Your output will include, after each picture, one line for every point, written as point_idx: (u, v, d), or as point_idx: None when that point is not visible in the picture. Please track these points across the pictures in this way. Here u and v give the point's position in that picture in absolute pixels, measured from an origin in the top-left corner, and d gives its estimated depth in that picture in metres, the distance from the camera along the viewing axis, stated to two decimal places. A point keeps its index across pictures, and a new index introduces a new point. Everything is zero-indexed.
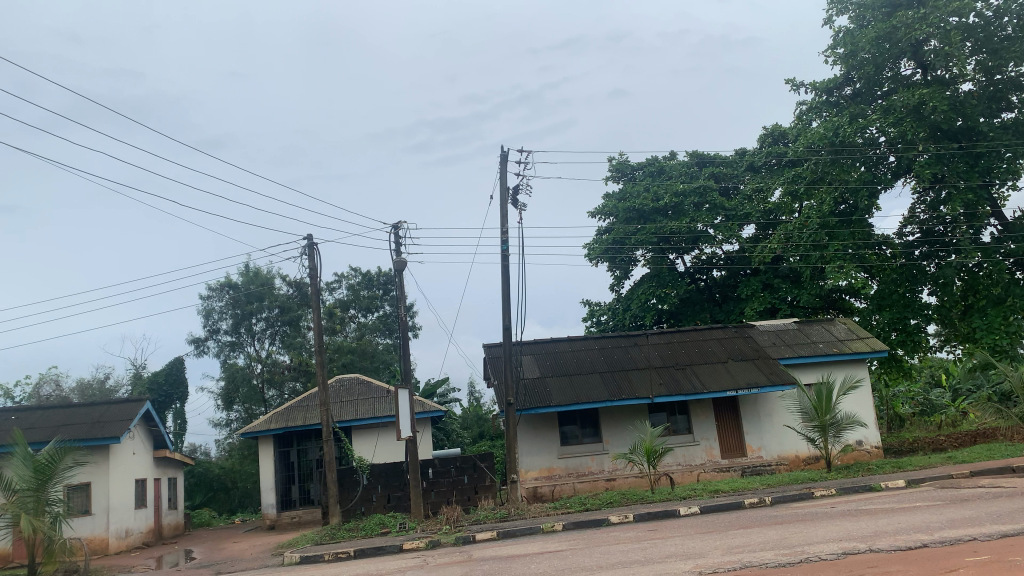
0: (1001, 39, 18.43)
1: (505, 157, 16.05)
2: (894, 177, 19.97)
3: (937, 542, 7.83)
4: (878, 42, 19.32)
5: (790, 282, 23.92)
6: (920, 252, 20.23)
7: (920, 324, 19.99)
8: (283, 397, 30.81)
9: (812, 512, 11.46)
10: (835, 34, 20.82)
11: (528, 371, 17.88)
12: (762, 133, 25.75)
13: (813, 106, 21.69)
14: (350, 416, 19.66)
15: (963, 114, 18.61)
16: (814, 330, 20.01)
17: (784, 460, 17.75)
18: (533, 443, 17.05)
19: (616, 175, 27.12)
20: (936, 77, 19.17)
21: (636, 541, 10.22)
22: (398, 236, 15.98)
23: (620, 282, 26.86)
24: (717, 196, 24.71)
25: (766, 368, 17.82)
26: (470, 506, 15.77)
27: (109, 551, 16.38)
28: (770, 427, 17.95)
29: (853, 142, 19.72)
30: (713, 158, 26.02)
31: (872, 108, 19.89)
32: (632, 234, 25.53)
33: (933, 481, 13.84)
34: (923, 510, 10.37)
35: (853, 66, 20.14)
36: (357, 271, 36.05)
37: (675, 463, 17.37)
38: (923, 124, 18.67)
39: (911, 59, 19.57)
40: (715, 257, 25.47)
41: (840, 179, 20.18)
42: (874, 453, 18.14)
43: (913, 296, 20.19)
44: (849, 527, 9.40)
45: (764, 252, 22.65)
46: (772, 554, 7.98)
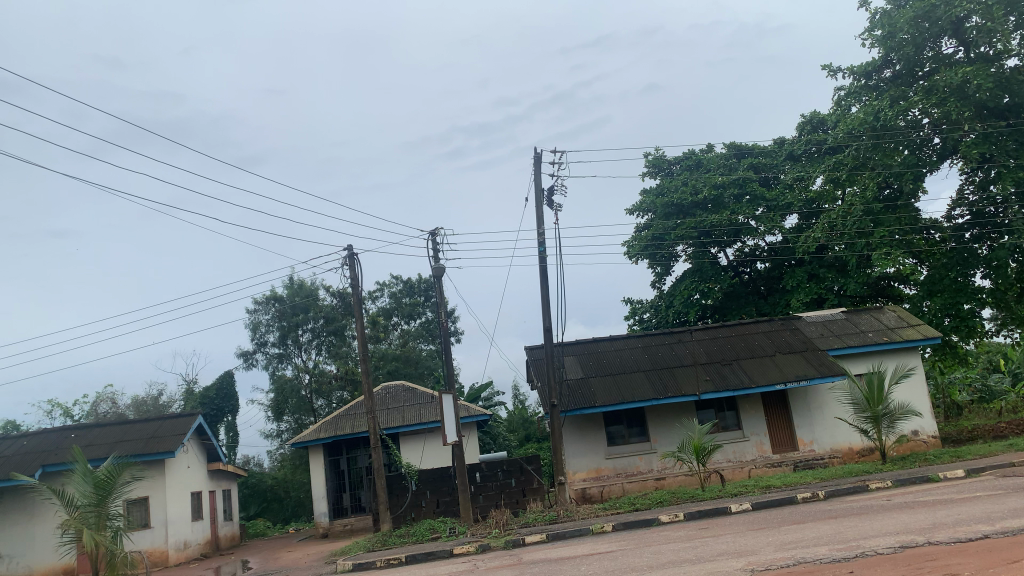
0: None
1: (539, 158, 16.03)
2: (939, 159, 19.50)
3: (998, 533, 7.57)
4: (917, 22, 18.86)
5: (836, 271, 23.44)
6: (970, 235, 19.73)
7: (974, 309, 19.35)
8: (331, 406, 31.20)
9: (867, 505, 11.21)
10: (871, 16, 20.37)
11: (571, 372, 17.83)
12: (800, 121, 25.31)
13: (852, 91, 21.24)
14: (396, 424, 19.77)
15: (1010, 91, 18.11)
16: (862, 320, 19.58)
17: (837, 452, 17.39)
18: (579, 445, 16.99)
19: (654, 171, 26.91)
20: (979, 54, 18.63)
21: (686, 540, 10.10)
22: (436, 243, 16.09)
23: (661, 278, 26.61)
24: (757, 187, 24.33)
25: (815, 360, 17.51)
26: (519, 509, 15.76)
27: (169, 564, 16.75)
28: (821, 420, 17.62)
29: (895, 125, 19.24)
30: (751, 149, 25.66)
31: (913, 89, 19.39)
32: (672, 229, 25.30)
33: (995, 469, 13.41)
34: (984, 500, 10.07)
35: (891, 48, 19.69)
36: (398, 279, 36.39)
37: (724, 460, 17.14)
38: (968, 103, 18.13)
39: (952, 37, 19.05)
40: (757, 249, 25.11)
41: (884, 163, 19.79)
42: (931, 443, 17.67)
43: (965, 280, 19.53)
44: (906, 520, 9.16)
45: (808, 242, 22.24)
46: (827, 550, 7.81)
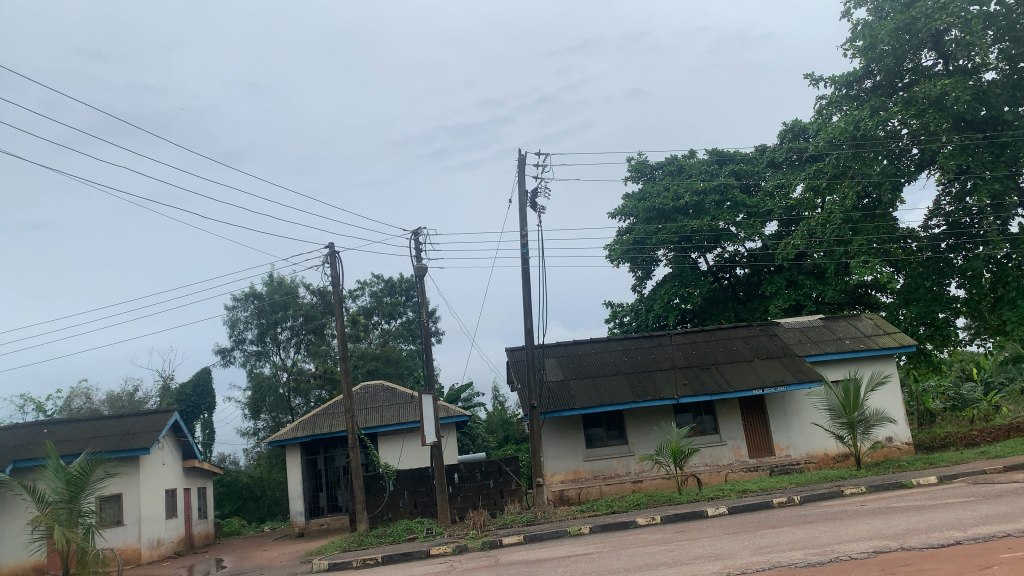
0: None
1: (523, 161, 16.05)
2: (917, 169, 19.76)
3: (969, 539, 7.69)
4: (898, 34, 19.10)
5: (815, 278, 23.69)
6: (946, 245, 19.97)
7: (949, 318, 19.71)
8: (309, 405, 31.01)
9: (841, 510, 11.35)
10: (853, 26, 20.59)
11: (551, 375, 17.84)
12: (781, 129, 25.54)
13: (833, 100, 21.46)
14: (375, 423, 19.69)
15: (987, 104, 18.40)
16: (840, 327, 19.79)
17: (812, 458, 17.57)
18: (558, 447, 17.01)
19: (636, 175, 27.04)
20: (958, 67, 18.91)
21: (663, 543, 10.16)
22: (418, 243, 16.05)
23: (642, 282, 26.71)
24: (738, 194, 24.50)
25: (792, 366, 17.66)
26: (497, 511, 15.76)
27: (141, 561, 16.57)
28: (797, 426, 17.79)
29: (874, 135, 19.47)
30: (733, 156, 25.84)
31: (893, 100, 19.63)
32: (653, 234, 25.44)
33: (966, 476, 13.61)
34: (955, 506, 10.22)
35: (872, 58, 19.91)
36: (379, 278, 36.27)
37: (701, 464, 17.25)
38: (946, 115, 18.40)
39: (932, 50, 19.33)
40: (737, 255, 25.31)
41: (863, 172, 20.01)
42: (904, 450, 17.90)
43: (940, 289, 19.83)
44: (880, 525, 9.28)
45: (787, 249, 22.45)
46: (801, 554, 7.88)
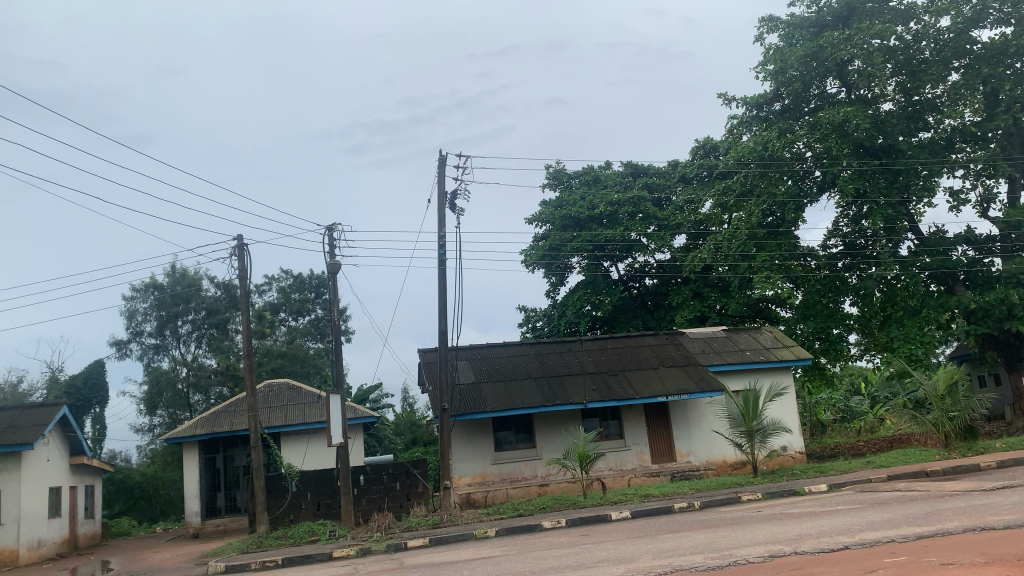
0: (919, 62, 19.41)
1: (443, 161, 15.99)
2: (818, 191, 20.73)
3: (857, 544, 8.10)
4: (806, 60, 20.00)
5: (719, 291, 24.55)
6: (842, 264, 20.86)
7: (842, 334, 20.96)
8: (209, 402, 29.93)
9: (738, 516, 11.78)
10: (765, 50, 21.44)
11: (462, 377, 17.80)
12: (693, 146, 26.37)
13: (744, 120, 22.27)
14: (279, 422, 19.17)
15: (884, 133, 19.48)
16: (741, 338, 20.55)
17: (712, 464, 18.14)
18: (466, 449, 16.98)
19: (554, 183, 27.34)
20: (859, 96, 19.97)
21: (569, 546, 10.28)
22: (332, 238, 15.74)
23: (555, 288, 27.02)
24: (650, 206, 25.12)
25: (695, 374, 18.21)
26: (402, 513, 15.59)
27: (18, 564, 15.58)
28: (698, 433, 18.33)
29: (780, 156, 20.32)
30: (647, 169, 26.48)
31: (799, 124, 20.55)
32: (568, 241, 25.77)
33: (853, 485, 14.33)
34: (843, 513, 10.77)
35: (782, 83, 20.78)
36: (287, 273, 35.38)
37: (606, 469, 17.55)
38: (847, 140, 19.37)
39: (836, 79, 20.35)
40: (648, 265, 25.91)
41: (768, 192, 20.83)
42: (797, 458, 18.70)
43: (836, 306, 21.01)
44: (774, 530, 9.67)
45: (694, 262, 23.08)
46: (702, 558, 8.12)
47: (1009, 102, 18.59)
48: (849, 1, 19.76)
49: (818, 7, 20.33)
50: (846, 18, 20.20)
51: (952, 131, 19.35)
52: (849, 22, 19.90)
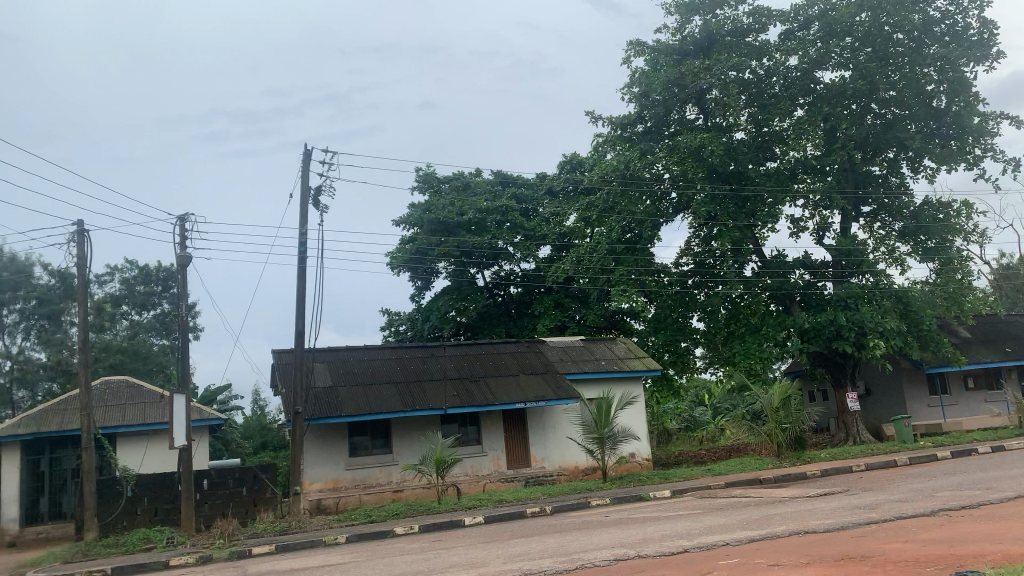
0: (769, 96, 20.83)
1: (307, 156, 15.53)
2: (675, 212, 21.76)
3: (695, 547, 8.54)
4: (669, 86, 20.97)
5: (579, 302, 25.29)
6: (692, 281, 21.87)
7: (689, 347, 22.03)
8: (35, 399, 27.55)
9: (587, 521, 12.14)
10: (632, 73, 22.28)
11: (319, 380, 17.31)
12: (561, 160, 27.00)
13: (609, 139, 23.04)
14: (115, 423, 17.92)
15: (736, 160, 20.65)
16: (598, 348, 21.21)
17: (564, 470, 18.58)
18: (320, 454, 16.53)
19: (423, 186, 27.21)
20: (714, 123, 21.15)
21: (420, 552, 10.21)
22: (184, 229, 14.91)
23: (420, 292, 26.86)
24: (518, 216, 25.53)
25: (552, 382, 18.60)
26: (247, 520, 14.95)
27: None
28: (553, 440, 18.72)
29: (641, 176, 21.19)
30: (516, 179, 26.86)
31: (659, 146, 21.52)
32: (434, 246, 25.65)
33: (694, 491, 15.11)
34: (684, 518, 11.34)
35: (645, 105, 21.67)
36: (133, 264, 33.21)
37: (462, 474, 17.59)
38: (702, 165, 20.48)
39: (695, 106, 21.50)
40: (512, 274, 26.26)
41: (629, 209, 21.66)
42: (644, 464, 19.49)
43: (684, 321, 22.13)
44: (620, 534, 10.04)
45: (557, 273, 23.56)
46: (551, 562, 8.29)
47: (844, 139, 20.31)
48: (710, 34, 20.90)
49: (682, 36, 21.38)
50: (706, 49, 21.37)
51: (794, 163, 20.88)
52: (710, 53, 21.06)
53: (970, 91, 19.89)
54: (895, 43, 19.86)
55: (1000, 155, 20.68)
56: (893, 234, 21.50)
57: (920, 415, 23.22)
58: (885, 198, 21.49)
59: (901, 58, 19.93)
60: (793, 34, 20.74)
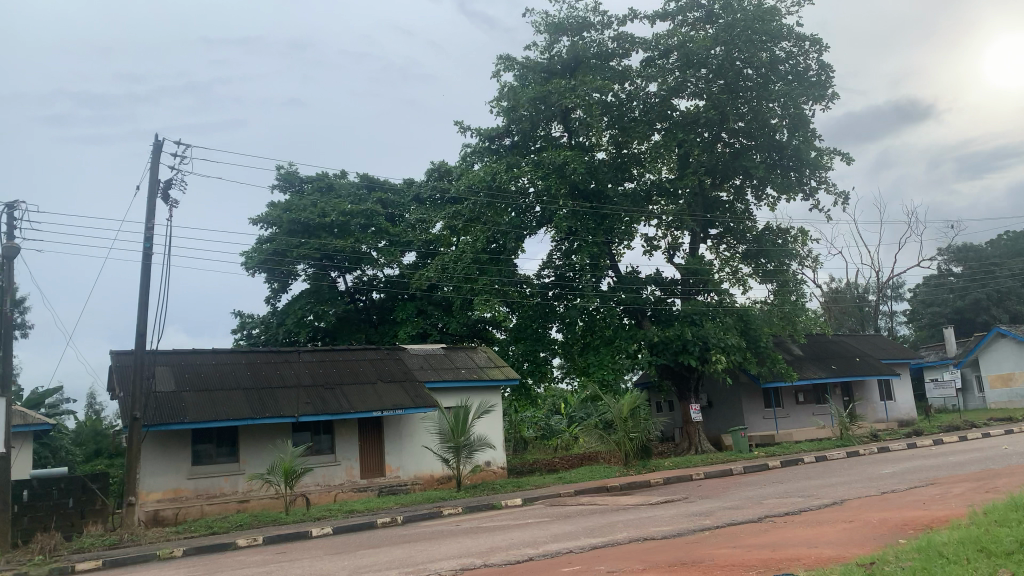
0: (629, 119, 21.77)
1: (158, 147, 14.71)
2: (538, 225, 22.28)
3: (541, 555, 8.74)
4: (536, 103, 21.45)
5: (442, 310, 25.31)
6: (553, 293, 22.48)
7: (548, 357, 22.59)
8: None
9: (437, 530, 12.14)
10: (501, 87, 22.61)
11: (161, 384, 16.38)
12: (428, 167, 26.96)
13: (477, 150, 23.23)
14: None
15: (596, 178, 21.48)
16: (458, 357, 21.27)
17: (419, 479, 18.49)
18: (159, 463, 15.62)
19: (283, 185, 26.37)
20: (578, 142, 21.82)
21: (263, 565, 9.86)
22: (12, 218, 13.73)
23: (276, 295, 25.97)
24: (383, 221, 25.30)
25: (410, 391, 18.43)
26: (73, 534, 13.89)
27: None
28: (409, 448, 18.59)
29: (506, 189, 21.51)
30: (381, 184, 26.56)
31: (525, 160, 21.95)
32: (294, 248, 24.91)
33: (544, 499, 15.45)
34: (532, 526, 11.58)
35: (512, 120, 22.03)
36: None
37: (313, 484, 17.14)
38: (565, 182, 21.07)
39: (560, 124, 22.10)
40: (375, 279, 25.92)
41: (494, 220, 21.92)
42: (499, 473, 19.72)
43: (543, 331, 22.79)
44: (470, 543, 10.11)
45: (421, 280, 23.42)
46: (397, 573, 8.23)
47: (696, 165, 21.49)
48: (577, 55, 21.58)
49: (550, 55, 21.94)
50: (572, 69, 22.01)
51: (650, 186, 21.89)
52: (575, 73, 21.75)
53: (807, 128, 21.52)
54: (744, 78, 21.24)
55: (832, 188, 22.60)
56: (737, 256, 22.92)
57: (756, 426, 24.77)
58: (731, 223, 22.93)
59: (750, 92, 21.35)
60: (654, 62, 21.75)
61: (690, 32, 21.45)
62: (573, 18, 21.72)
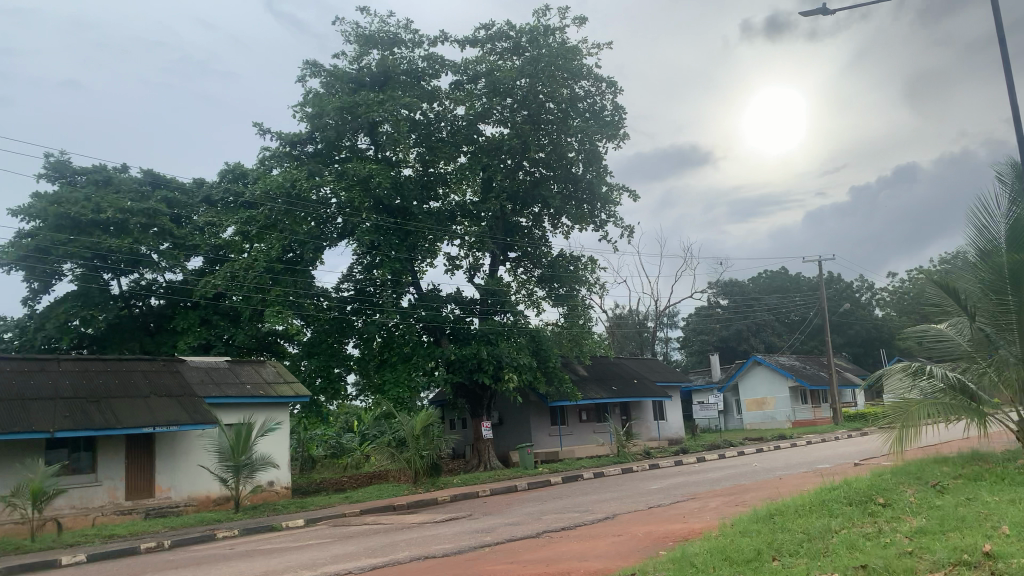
0: (436, 139, 22.01)
1: None
2: (338, 237, 21.83)
3: None
4: (341, 112, 21.05)
5: (229, 321, 23.91)
6: (351, 308, 22.07)
7: (342, 373, 22.04)
8: None
9: (208, 555, 11.40)
10: (305, 93, 21.98)
11: None
12: (223, 169, 25.53)
13: (276, 155, 22.31)
14: None
15: (401, 195, 21.41)
16: (243, 371, 20.20)
17: (192, 500, 17.28)
18: None
19: (51, 175, 23.81)
20: (384, 156, 21.68)
21: None
22: None
23: (36, 296, 23.35)
24: (167, 222, 23.60)
25: (188, 406, 17.22)
26: None
27: None
28: (183, 468, 17.34)
29: (307, 197, 20.89)
30: (168, 182, 24.81)
31: (327, 170, 21.45)
32: (60, 245, 22.55)
33: (328, 519, 15.02)
34: (313, 547, 11.21)
35: (316, 127, 21.43)
36: None
37: (67, 507, 15.48)
38: (368, 195, 20.79)
39: (366, 136, 21.83)
40: (154, 284, 24.09)
41: (292, 230, 21.23)
42: (282, 493, 18.90)
43: (338, 346, 22.25)
44: (245, 567, 9.60)
45: (206, 287, 22.07)
46: None
47: (498, 190, 22.09)
48: (386, 69, 21.52)
49: (359, 67, 21.69)
50: (381, 83, 21.89)
51: (453, 206, 22.20)
52: (384, 88, 21.67)
53: (600, 164, 22.89)
54: (546, 111, 22.23)
55: (620, 222, 24.13)
56: (532, 280, 23.80)
57: (542, 443, 25.71)
58: (529, 248, 23.79)
59: (550, 125, 22.40)
60: (462, 85, 22.17)
61: (498, 61, 22.14)
62: (384, 32, 21.66)
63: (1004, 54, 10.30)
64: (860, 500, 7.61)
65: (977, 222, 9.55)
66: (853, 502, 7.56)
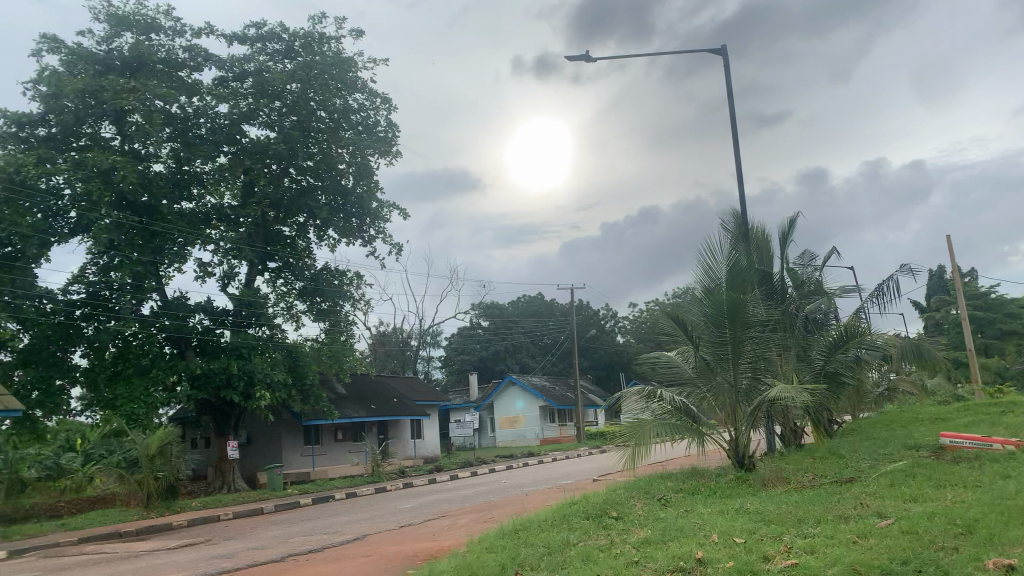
0: (193, 135, 20.55)
1: None
2: (70, 233, 19.55)
3: None
4: (83, 96, 18.98)
5: None
6: (79, 314, 19.61)
7: (65, 386, 19.65)
8: None
9: None
10: (40, 69, 19.55)
11: None
12: None
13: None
14: None
15: (149, 191, 19.55)
16: None
17: None
18: None
19: None
20: (132, 148, 19.82)
21: None
22: None
23: None
24: None
25: None
26: None
27: None
28: None
29: (35, 185, 18.48)
30: None
31: (62, 157, 19.15)
32: None
33: (37, 550, 13.20)
34: None
35: (52, 108, 19.10)
36: None
37: None
38: (110, 189, 18.83)
39: (112, 124, 19.81)
40: None
41: (11, 221, 18.45)
42: None
43: (62, 356, 19.89)
44: None
45: None
46: None
47: (261, 195, 21.05)
48: (140, 55, 19.75)
49: (108, 48, 19.73)
50: (134, 69, 20.05)
51: (210, 209, 20.79)
52: (136, 74, 19.86)
53: (370, 178, 22.67)
54: (317, 119, 21.65)
55: (388, 240, 23.39)
56: (293, 292, 22.89)
57: (294, 463, 24.72)
58: (290, 258, 22.75)
59: (321, 134, 21.84)
60: (226, 82, 20.88)
61: (268, 62, 21.23)
62: (140, 15, 19.93)
63: (730, 117, 11.73)
64: (595, 514, 8.14)
65: (705, 262, 10.58)
66: (590, 516, 8.07)
